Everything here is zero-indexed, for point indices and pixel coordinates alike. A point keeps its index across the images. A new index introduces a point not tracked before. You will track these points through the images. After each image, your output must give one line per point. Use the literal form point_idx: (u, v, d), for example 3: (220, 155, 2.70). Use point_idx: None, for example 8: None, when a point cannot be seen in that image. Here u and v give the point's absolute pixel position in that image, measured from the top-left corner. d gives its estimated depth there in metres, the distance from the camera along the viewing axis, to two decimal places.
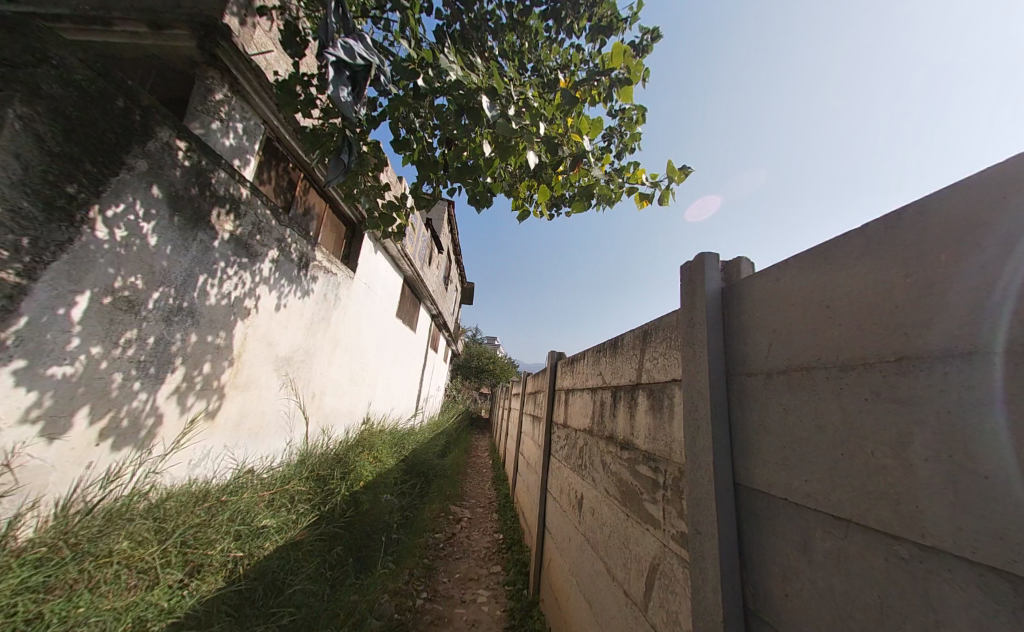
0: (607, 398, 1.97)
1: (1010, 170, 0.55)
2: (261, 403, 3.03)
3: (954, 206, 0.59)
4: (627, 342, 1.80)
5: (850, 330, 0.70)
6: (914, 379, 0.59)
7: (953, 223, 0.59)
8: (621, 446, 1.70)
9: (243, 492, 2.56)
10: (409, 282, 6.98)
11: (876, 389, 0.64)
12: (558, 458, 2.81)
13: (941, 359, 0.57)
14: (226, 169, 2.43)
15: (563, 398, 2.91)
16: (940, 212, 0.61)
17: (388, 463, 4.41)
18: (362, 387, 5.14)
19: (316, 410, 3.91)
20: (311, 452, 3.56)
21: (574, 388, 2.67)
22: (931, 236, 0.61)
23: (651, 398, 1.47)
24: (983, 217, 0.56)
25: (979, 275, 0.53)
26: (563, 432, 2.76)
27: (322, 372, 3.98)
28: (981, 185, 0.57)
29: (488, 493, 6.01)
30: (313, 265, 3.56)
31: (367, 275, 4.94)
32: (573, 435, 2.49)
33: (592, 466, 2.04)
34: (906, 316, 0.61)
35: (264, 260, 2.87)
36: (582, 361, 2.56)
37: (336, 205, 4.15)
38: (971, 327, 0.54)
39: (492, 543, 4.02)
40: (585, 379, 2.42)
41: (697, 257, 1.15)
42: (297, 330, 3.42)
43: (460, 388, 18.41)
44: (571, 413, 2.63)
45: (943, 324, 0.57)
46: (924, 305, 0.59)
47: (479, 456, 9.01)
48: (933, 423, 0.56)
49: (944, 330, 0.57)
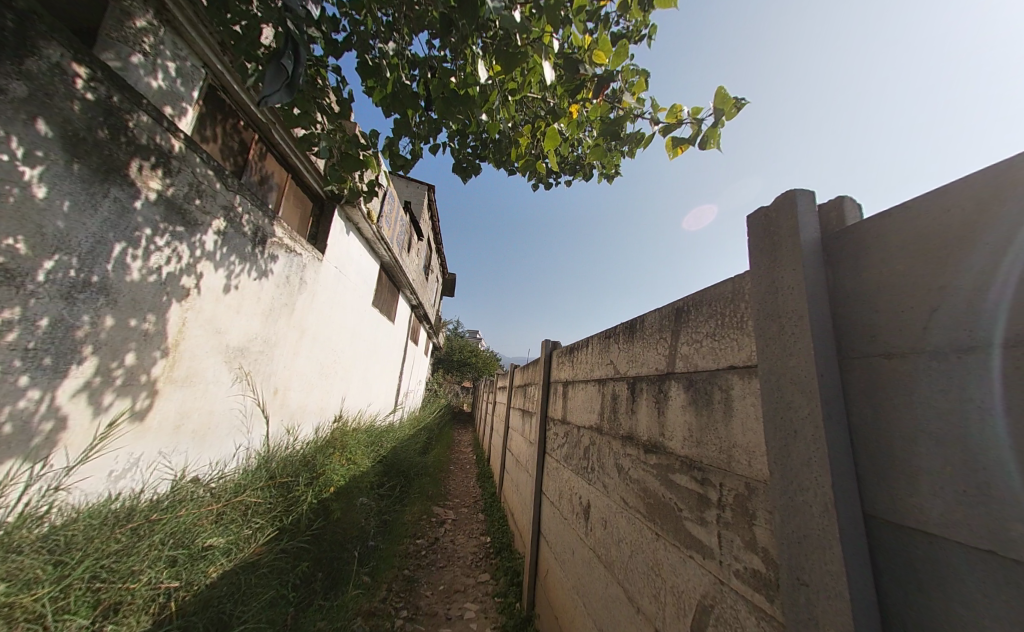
0: (621, 390, 1.66)
1: (1003, 172, 0.55)
2: (207, 401, 2.57)
3: (951, 205, 0.60)
4: (650, 323, 1.48)
5: (850, 322, 0.71)
6: (914, 378, 0.60)
7: (947, 223, 0.59)
8: (643, 448, 1.39)
9: (181, 509, 2.11)
10: (386, 268, 6.48)
11: (877, 387, 0.64)
12: (555, 458, 2.50)
13: (941, 358, 0.58)
14: (149, 111, 1.94)
15: (561, 391, 2.60)
16: (939, 211, 0.61)
17: (364, 464, 3.99)
18: (334, 380, 4.68)
19: (279, 407, 3.46)
20: (272, 456, 3.11)
21: (574, 380, 2.36)
22: (928, 236, 0.61)
23: (691, 390, 1.15)
24: (977, 217, 0.56)
25: (973, 275, 0.55)
26: (561, 431, 2.45)
27: (285, 364, 3.52)
28: (976, 186, 0.58)
29: (473, 491, 5.68)
30: (272, 242, 3.09)
31: (338, 257, 4.45)
32: (575, 434, 2.18)
33: (603, 470, 1.73)
34: (905, 316, 0.62)
35: (207, 230, 2.40)
36: (584, 349, 2.24)
37: (300, 175, 3.66)
38: (970, 323, 0.55)
39: (479, 548, 3.71)
40: (589, 370, 2.10)
41: (781, 197, 0.83)
42: (252, 316, 2.95)
43: (440, 381, 17.92)
44: (572, 408, 2.32)
45: (941, 325, 0.58)
46: (922, 305, 0.60)
47: (462, 451, 8.68)
48: (938, 423, 0.57)
49: (942, 331, 0.58)
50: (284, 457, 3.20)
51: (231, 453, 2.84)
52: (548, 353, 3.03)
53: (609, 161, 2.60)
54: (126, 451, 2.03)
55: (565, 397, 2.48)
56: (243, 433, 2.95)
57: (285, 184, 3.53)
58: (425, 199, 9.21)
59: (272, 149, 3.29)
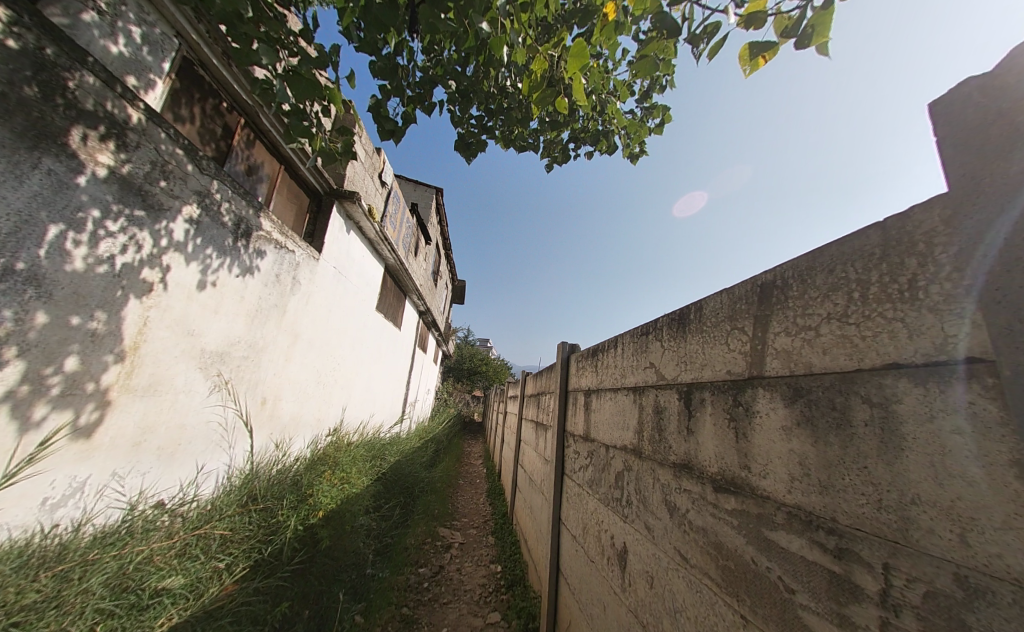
0: (667, 400, 1.26)
1: None
2: (176, 413, 2.25)
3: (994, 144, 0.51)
4: (710, 310, 1.09)
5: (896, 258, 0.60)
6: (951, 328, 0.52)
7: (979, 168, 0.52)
8: (708, 485, 0.98)
9: (128, 546, 1.78)
10: (391, 272, 6.18)
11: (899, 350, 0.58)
12: (577, 481, 2.10)
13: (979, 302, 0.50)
14: (96, 73, 1.69)
15: (582, 403, 2.20)
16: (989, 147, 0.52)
17: (361, 483, 3.62)
18: (332, 390, 4.34)
19: (267, 419, 3.14)
20: (256, 476, 2.77)
21: (599, 388, 1.96)
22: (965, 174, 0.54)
23: (798, 405, 0.75)
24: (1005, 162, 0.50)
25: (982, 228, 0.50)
26: (584, 450, 2.04)
27: (274, 371, 3.20)
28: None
29: (482, 510, 5.22)
30: (258, 236, 2.80)
31: (337, 257, 4.15)
32: (602, 455, 1.78)
33: (645, 506, 1.31)
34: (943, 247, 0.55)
35: (176, 217, 2.11)
36: (612, 351, 1.85)
37: (294, 167, 3.41)
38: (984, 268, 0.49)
39: (489, 581, 3.28)
40: (620, 378, 1.70)
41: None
42: (234, 318, 2.65)
43: (451, 390, 17.50)
44: (596, 420, 1.93)
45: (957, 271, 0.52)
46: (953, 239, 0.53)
47: (472, 465, 8.21)
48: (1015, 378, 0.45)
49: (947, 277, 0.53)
50: (269, 477, 2.86)
51: (207, 472, 2.51)
52: (566, 359, 2.63)
53: (636, 132, 2.21)
54: (65, 473, 1.71)
55: (587, 411, 2.09)
56: (222, 449, 2.63)
57: (278, 176, 3.26)
58: (434, 202, 8.97)
59: (262, 137, 3.03)
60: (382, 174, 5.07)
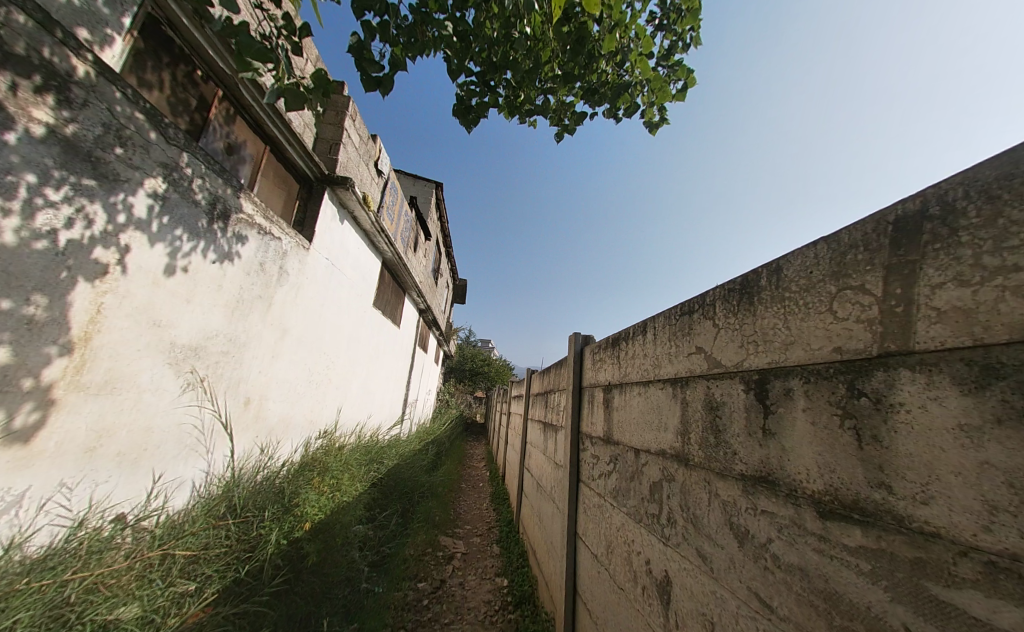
0: (727, 393, 0.99)
1: None
2: (142, 415, 1.99)
3: None
4: (794, 271, 0.82)
5: None
6: None
7: None
8: (808, 510, 0.72)
9: (68, 572, 1.52)
10: (389, 267, 5.92)
11: None
12: (597, 490, 1.83)
13: None
14: (30, 12, 1.44)
15: (600, 401, 1.93)
16: None
17: (355, 490, 3.34)
18: (326, 390, 4.08)
19: (253, 421, 2.88)
20: (239, 485, 2.50)
21: (622, 382, 1.69)
22: None
23: (997, 392, 0.48)
24: None
25: None
26: (605, 455, 1.77)
27: (260, 369, 2.94)
28: None
29: (486, 516, 4.94)
30: (240, 219, 2.55)
31: (330, 248, 3.89)
32: (630, 460, 1.51)
33: (699, 528, 1.04)
34: None
35: (139, 190, 1.86)
36: (639, 338, 1.57)
37: (281, 148, 3.15)
38: None
39: (495, 597, 3.00)
40: (651, 369, 1.43)
41: None
42: (212, 309, 2.39)
43: (452, 391, 17.21)
44: (620, 419, 1.65)
45: None
46: None
47: (476, 468, 7.92)
48: None
49: None
50: (252, 486, 2.59)
51: (180, 481, 2.25)
52: (579, 352, 2.36)
53: (660, 89, 1.90)
54: None
55: (607, 409, 1.82)
56: (199, 455, 2.37)
57: (262, 156, 3.00)
58: (434, 197, 8.71)
59: (243, 113, 2.77)
60: (377, 162, 4.81)
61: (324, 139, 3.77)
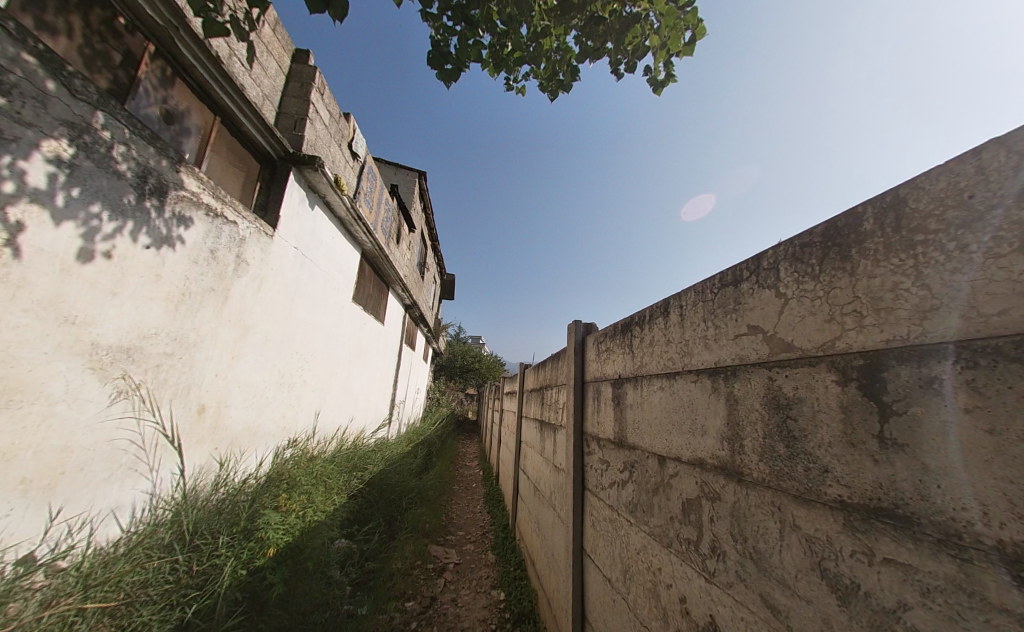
0: (813, 387, 0.71)
1: None
2: (57, 433, 1.64)
3: None
4: (932, 202, 0.56)
5: None
6: None
7: None
8: (991, 571, 0.45)
9: None
10: (370, 259, 5.54)
11: None
12: (607, 502, 1.55)
13: None
14: None
15: (608, 397, 1.65)
16: None
17: (331, 505, 3.00)
18: (301, 393, 3.72)
19: (210, 432, 2.52)
20: (192, 510, 2.16)
21: (637, 375, 1.41)
22: None
23: None
24: None
25: None
26: (617, 463, 1.48)
27: (217, 373, 2.58)
28: None
29: (480, 520, 4.66)
30: (183, 197, 2.18)
31: (300, 236, 3.52)
32: (651, 469, 1.24)
33: (768, 570, 0.76)
34: None
35: (35, 155, 1.50)
36: (659, 321, 1.29)
37: (235, 120, 2.77)
38: None
39: (492, 615, 2.73)
40: (679, 357, 1.15)
41: None
42: (150, 303, 2.03)
43: (443, 388, 16.85)
44: (634, 419, 1.37)
45: None
46: None
47: (468, 468, 7.63)
48: None
49: None
50: (205, 509, 2.25)
51: (114, 509, 1.91)
52: (580, 342, 2.08)
53: (673, 26, 1.67)
54: None
55: (618, 407, 1.53)
56: (137, 476, 2.03)
57: (210, 128, 2.62)
58: (417, 187, 8.30)
59: (184, 75, 2.38)
60: (352, 143, 4.41)
61: (288, 114, 3.38)
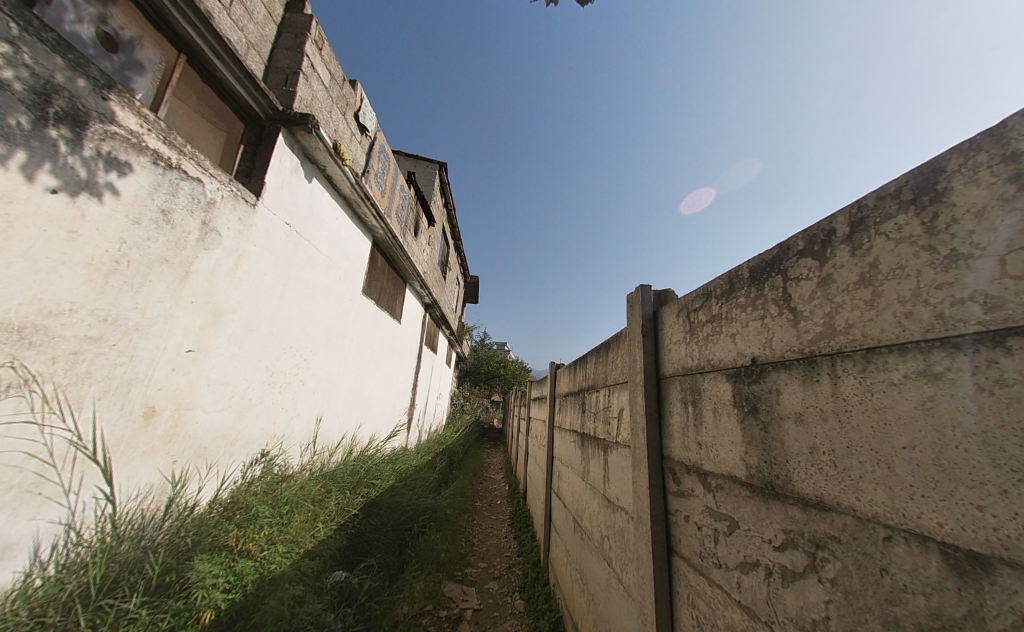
0: None
1: None
2: None
3: None
4: None
5: None
6: None
7: None
8: None
9: None
10: (383, 249, 5.04)
11: None
12: (737, 604, 0.82)
13: None
14: None
15: (724, 401, 0.93)
16: None
17: (312, 540, 2.39)
18: (297, 396, 3.17)
19: (161, 442, 1.98)
20: (112, 555, 1.63)
21: (813, 354, 0.68)
22: None
23: None
24: None
25: None
26: (764, 531, 0.76)
27: (175, 368, 2.03)
28: None
29: (506, 550, 3.92)
30: (114, 134, 1.69)
31: (293, 211, 2.99)
32: (895, 574, 0.51)
33: None
34: None
35: None
36: (896, 222, 0.55)
37: (206, 61, 2.29)
38: None
39: None
40: (1019, 289, 0.41)
41: None
42: (60, 268, 1.52)
43: (467, 394, 16.26)
44: (820, 450, 0.64)
45: None
46: None
47: (494, 481, 6.95)
48: None
49: None
50: (136, 550, 1.69)
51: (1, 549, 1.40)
52: (651, 320, 1.37)
53: None
54: None
55: (756, 422, 0.81)
56: (42, 502, 1.52)
57: (169, 68, 2.15)
58: (438, 178, 7.83)
59: None
60: (360, 114, 3.91)
61: (279, 68, 2.90)
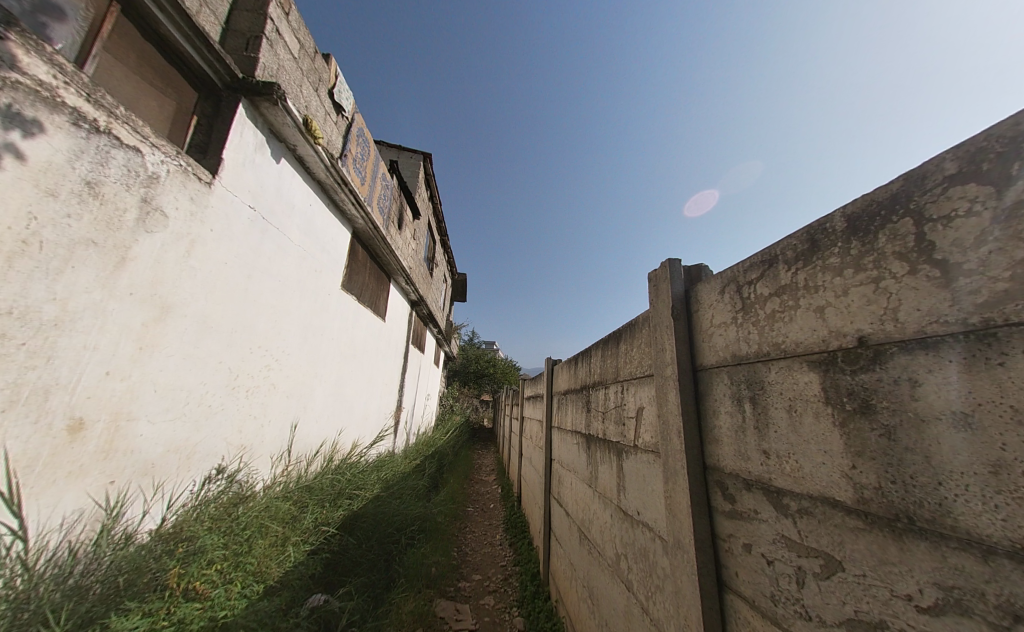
0: None
1: None
2: None
3: None
4: None
5: None
6: None
7: None
8: None
9: None
10: (365, 241, 4.72)
11: None
12: None
13: None
14: None
15: (806, 397, 0.71)
16: None
17: (277, 570, 2.10)
18: (267, 402, 2.85)
19: (93, 461, 1.66)
20: (19, 605, 1.32)
21: (989, 328, 0.47)
22: None
23: None
24: None
25: None
26: (898, 583, 0.54)
27: (110, 372, 1.71)
28: None
29: (501, 559, 3.67)
30: (16, 84, 1.37)
31: (259, 194, 2.67)
32: None
33: None
34: None
35: None
36: None
37: (148, 14, 1.96)
38: None
39: None
40: None
41: None
42: None
43: (456, 395, 15.93)
44: (1019, 471, 0.43)
45: None
46: None
47: (485, 484, 6.70)
48: None
49: None
50: (47, 602, 1.37)
51: None
52: (683, 302, 1.14)
53: None
54: None
55: (873, 426, 0.59)
56: None
57: (100, 19, 1.82)
58: (422, 169, 7.51)
59: None
60: (336, 92, 3.59)
61: (239, 33, 2.57)
